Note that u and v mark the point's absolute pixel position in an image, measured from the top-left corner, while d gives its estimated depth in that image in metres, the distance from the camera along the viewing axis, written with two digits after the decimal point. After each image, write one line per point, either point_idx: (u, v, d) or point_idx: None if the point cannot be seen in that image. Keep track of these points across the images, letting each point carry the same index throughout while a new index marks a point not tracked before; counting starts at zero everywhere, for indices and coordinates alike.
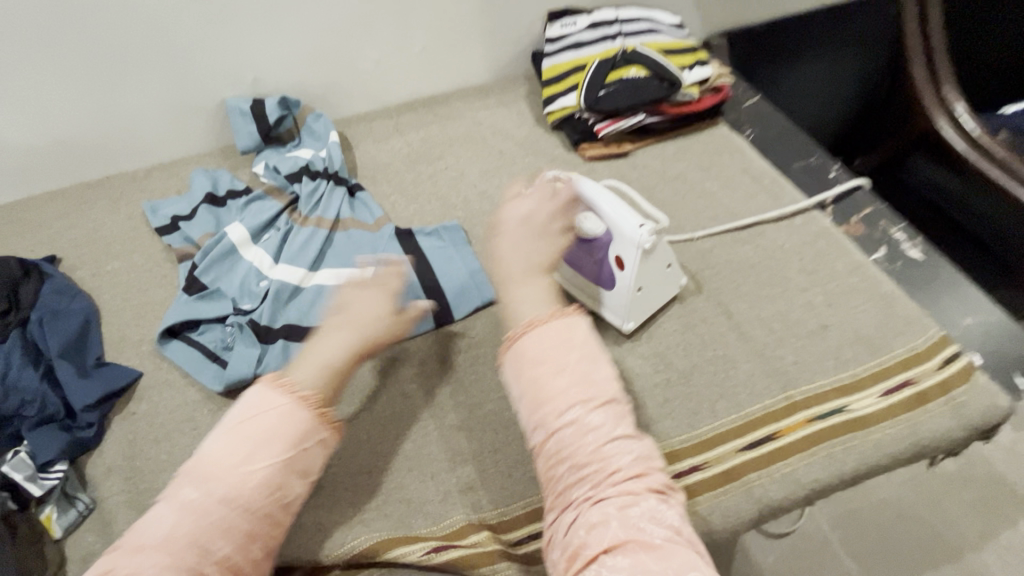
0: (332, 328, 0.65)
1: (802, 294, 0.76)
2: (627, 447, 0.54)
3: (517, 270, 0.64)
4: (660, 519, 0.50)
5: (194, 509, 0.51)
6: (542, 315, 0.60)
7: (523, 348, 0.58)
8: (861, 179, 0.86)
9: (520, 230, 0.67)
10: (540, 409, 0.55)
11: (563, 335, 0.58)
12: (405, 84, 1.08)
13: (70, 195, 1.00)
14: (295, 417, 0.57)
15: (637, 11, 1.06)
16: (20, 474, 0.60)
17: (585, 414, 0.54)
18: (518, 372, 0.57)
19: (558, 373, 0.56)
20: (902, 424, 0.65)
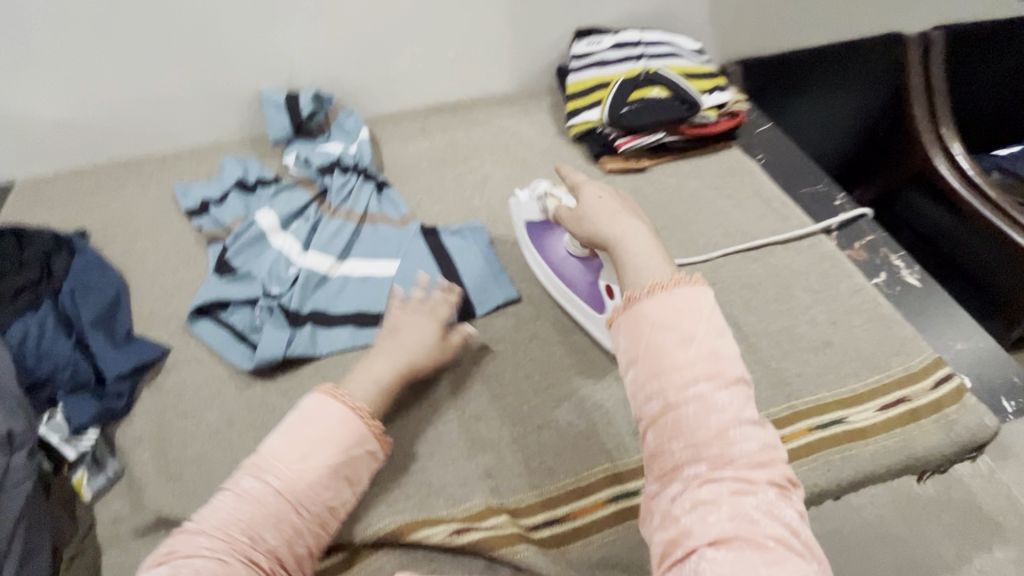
0: (380, 350, 0.70)
1: (807, 312, 0.81)
2: (749, 434, 0.49)
3: (635, 259, 0.58)
4: (773, 512, 0.46)
5: (250, 499, 0.56)
6: (666, 281, 0.55)
7: (644, 314, 0.53)
8: (863, 209, 0.92)
9: (612, 222, 0.63)
10: (659, 374, 0.51)
11: (696, 308, 0.53)
12: (434, 88, 1.12)
13: (101, 173, 1.03)
14: (347, 426, 0.60)
15: (660, 35, 1.11)
16: (55, 436, 0.63)
17: (709, 392, 0.50)
18: (638, 332, 0.53)
19: (685, 344, 0.51)
20: (897, 437, 0.69)
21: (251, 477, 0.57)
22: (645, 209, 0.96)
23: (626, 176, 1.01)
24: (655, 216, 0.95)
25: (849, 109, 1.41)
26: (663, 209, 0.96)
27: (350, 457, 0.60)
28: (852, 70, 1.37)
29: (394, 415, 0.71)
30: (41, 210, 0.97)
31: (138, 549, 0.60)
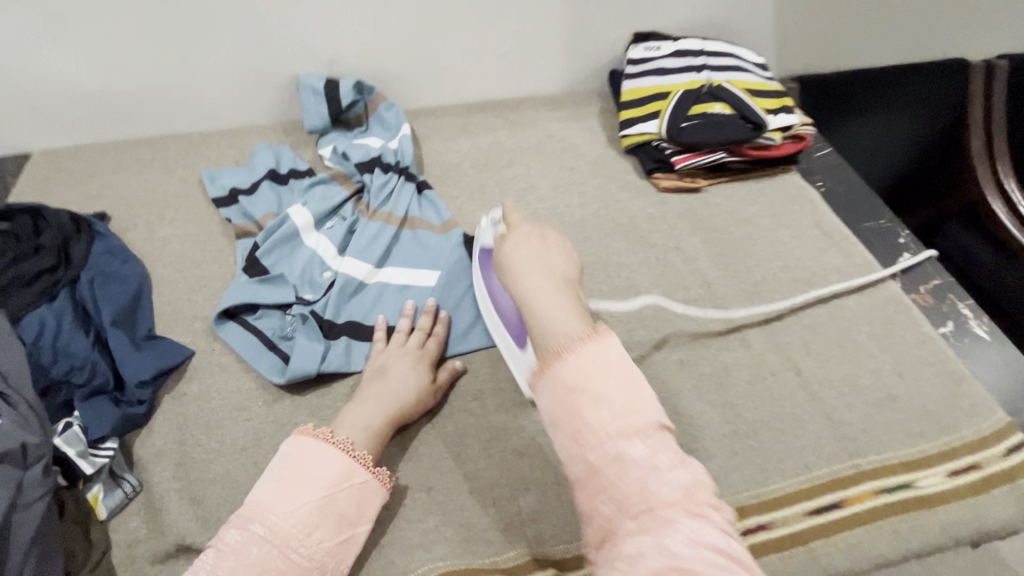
0: (368, 394, 0.66)
1: (871, 360, 0.76)
2: (671, 476, 0.42)
3: (547, 314, 0.51)
4: (702, 543, 0.40)
5: (232, 551, 0.52)
6: (575, 337, 0.48)
7: (557, 376, 0.46)
8: (931, 252, 0.86)
9: (525, 270, 0.56)
10: (577, 440, 0.45)
11: (597, 356, 0.46)
12: (480, 83, 1.06)
13: (124, 150, 0.97)
14: (334, 463, 0.58)
15: (723, 45, 1.05)
16: (71, 448, 0.59)
17: (626, 450, 0.43)
18: (551, 398, 0.46)
19: (599, 402, 0.44)
20: (967, 508, 0.65)
21: (234, 529, 0.54)
22: (699, 232, 0.91)
23: (679, 195, 0.96)
24: (710, 241, 0.90)
25: (901, 135, 1.29)
26: (718, 234, 0.91)
27: (340, 491, 0.57)
28: (909, 93, 1.28)
29: (432, 444, 0.67)
30: (59, 187, 0.92)
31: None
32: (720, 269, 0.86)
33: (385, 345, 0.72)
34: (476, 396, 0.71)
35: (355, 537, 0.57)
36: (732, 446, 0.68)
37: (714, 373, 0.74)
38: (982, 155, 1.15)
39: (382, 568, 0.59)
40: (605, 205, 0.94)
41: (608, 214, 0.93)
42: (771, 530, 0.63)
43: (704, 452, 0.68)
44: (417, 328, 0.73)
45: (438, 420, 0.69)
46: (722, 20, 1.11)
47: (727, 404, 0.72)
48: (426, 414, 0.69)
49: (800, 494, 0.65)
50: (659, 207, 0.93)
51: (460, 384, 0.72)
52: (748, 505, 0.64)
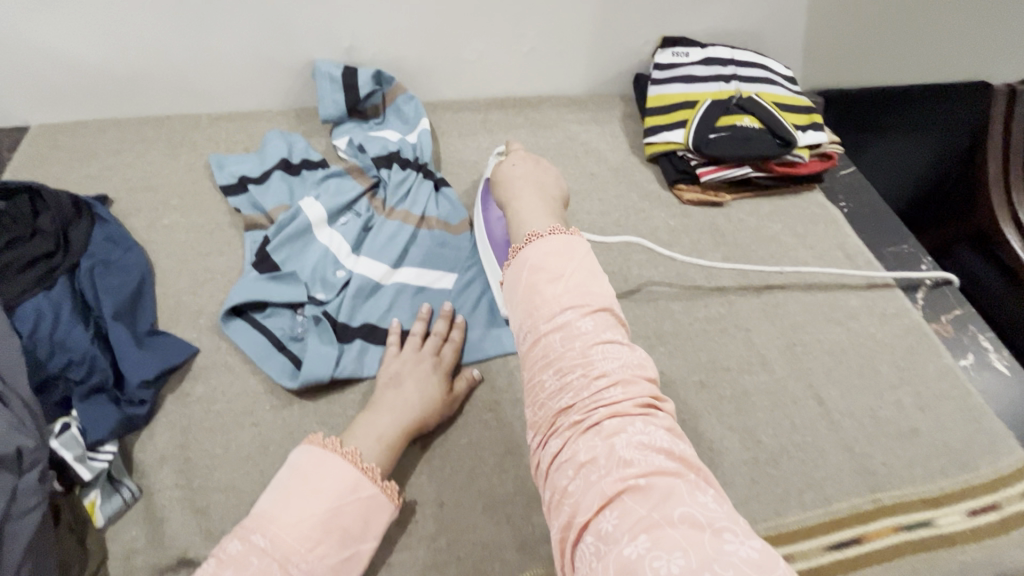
0: (383, 400, 0.64)
1: (892, 391, 0.75)
2: (611, 352, 0.51)
3: (524, 215, 0.67)
4: (650, 446, 0.44)
5: (231, 562, 0.50)
6: (543, 231, 0.61)
7: (524, 259, 0.59)
8: (951, 275, 0.85)
9: (517, 190, 0.71)
10: (534, 314, 0.55)
11: (560, 250, 0.58)
12: (501, 79, 1.02)
13: (127, 128, 0.92)
14: (341, 472, 0.56)
15: (753, 55, 1.01)
16: (70, 453, 0.56)
17: (577, 323, 0.53)
18: (517, 278, 0.58)
19: (557, 280, 0.55)
20: (985, 549, 0.64)
21: (235, 539, 0.52)
22: (722, 248, 0.89)
23: (702, 208, 0.93)
24: (732, 258, 0.88)
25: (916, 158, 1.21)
26: (741, 250, 0.89)
27: (345, 504, 0.55)
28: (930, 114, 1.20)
29: (446, 458, 0.65)
30: (58, 165, 0.87)
31: None
32: (742, 288, 0.84)
33: (398, 351, 0.69)
34: (491, 408, 0.69)
35: (360, 555, 0.55)
36: (752, 473, 0.67)
37: (735, 397, 0.73)
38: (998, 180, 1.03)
39: None
40: (626, 216, 0.92)
41: (629, 224, 0.91)
42: (790, 564, 0.61)
43: (723, 478, 0.66)
44: (434, 333, 0.71)
45: (452, 433, 0.67)
46: (752, 29, 1.08)
47: (747, 430, 0.70)
48: (440, 426, 0.67)
49: (820, 527, 0.64)
50: (681, 221, 0.91)
51: (474, 395, 0.70)
52: (766, 537, 0.63)
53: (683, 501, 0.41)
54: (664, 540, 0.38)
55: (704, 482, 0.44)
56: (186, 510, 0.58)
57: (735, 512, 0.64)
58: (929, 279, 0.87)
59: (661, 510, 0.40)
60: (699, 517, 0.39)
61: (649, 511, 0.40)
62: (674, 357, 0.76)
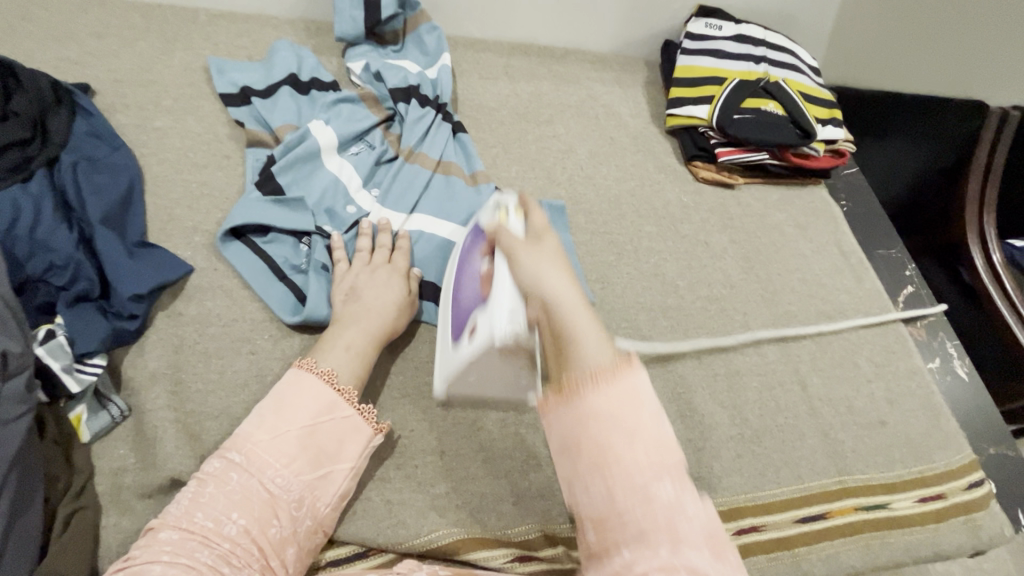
0: (348, 319, 0.61)
1: (867, 384, 0.79)
2: (698, 516, 0.36)
3: (577, 333, 0.41)
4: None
5: (212, 479, 0.49)
6: (604, 364, 0.39)
7: (584, 404, 0.38)
8: (941, 307, 0.87)
9: (541, 269, 0.45)
10: (591, 474, 0.38)
11: (627, 395, 0.38)
12: (528, 23, 0.97)
13: (112, 10, 0.82)
14: (313, 392, 0.54)
15: (784, 39, 1.00)
16: (57, 362, 0.53)
17: (660, 489, 0.36)
18: (574, 435, 0.38)
19: (632, 436, 0.37)
20: (927, 532, 0.71)
21: (215, 458, 0.51)
22: (729, 231, 0.90)
23: (714, 188, 0.93)
24: (737, 241, 0.89)
25: (902, 175, 1.17)
26: (747, 235, 0.90)
27: (321, 423, 0.54)
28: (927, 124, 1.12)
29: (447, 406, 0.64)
30: (29, 41, 0.77)
31: (146, 511, 0.53)
32: (743, 272, 0.86)
33: (349, 267, 0.66)
34: None
35: (336, 474, 0.54)
36: (737, 448, 0.71)
37: (727, 374, 0.76)
38: (974, 205, 1.02)
39: (393, 527, 0.57)
40: (639, 185, 0.91)
41: (642, 195, 0.90)
42: (762, 532, 0.66)
43: (710, 451, 0.70)
44: (380, 245, 0.68)
45: None
46: (784, 14, 1.07)
47: (736, 408, 0.74)
48: None
49: (792, 502, 0.69)
50: (693, 199, 0.91)
51: None
52: (743, 506, 0.67)
53: None
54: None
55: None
56: (178, 433, 0.56)
57: (717, 483, 0.68)
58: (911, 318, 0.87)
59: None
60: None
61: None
62: (674, 332, 0.78)
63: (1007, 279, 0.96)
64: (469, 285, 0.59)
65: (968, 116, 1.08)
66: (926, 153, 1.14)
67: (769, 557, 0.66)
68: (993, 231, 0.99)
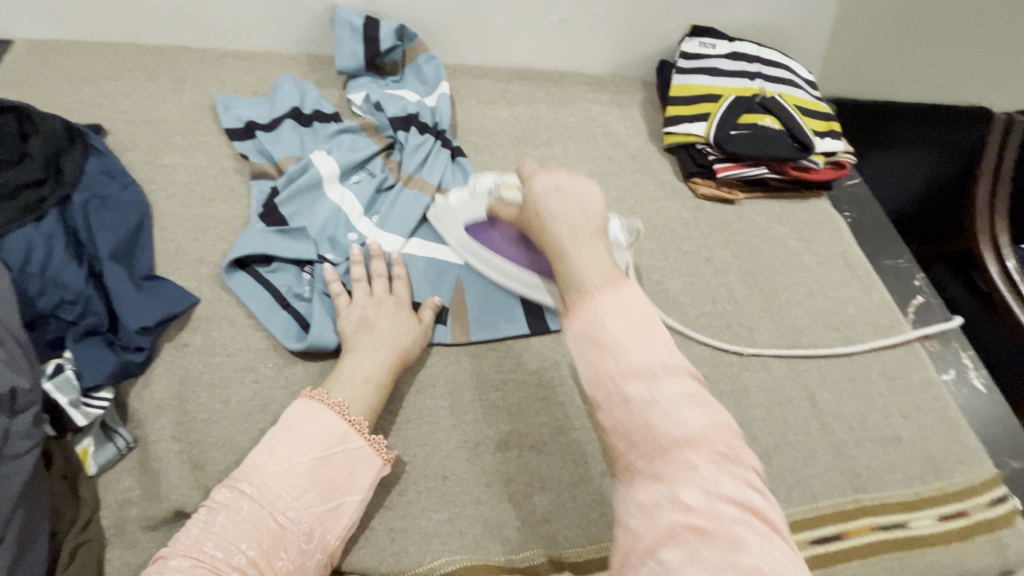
0: (365, 349, 0.62)
1: (880, 399, 0.77)
2: (682, 414, 0.38)
3: (575, 266, 0.46)
4: (717, 492, 0.35)
5: (222, 508, 0.50)
6: (599, 280, 0.45)
7: (589, 312, 0.43)
8: (956, 319, 0.85)
9: (560, 205, 0.50)
10: (605, 395, 0.40)
11: (626, 309, 0.42)
12: (524, 49, 0.99)
13: (124, 54, 0.86)
14: (327, 424, 0.55)
15: (779, 54, 1.00)
16: (65, 397, 0.55)
17: (632, 390, 0.39)
18: (579, 333, 0.43)
19: (621, 339, 0.41)
20: (950, 552, 0.68)
21: (226, 487, 0.51)
22: (731, 246, 0.89)
23: (714, 204, 0.93)
24: (740, 256, 0.88)
25: (910, 187, 1.15)
26: (750, 250, 0.89)
27: (332, 455, 0.54)
28: (932, 137, 1.11)
29: (448, 430, 0.64)
30: (46, 85, 0.81)
31: (150, 543, 0.54)
32: (747, 287, 0.85)
33: (350, 300, 0.66)
34: (497, 385, 0.68)
35: (347, 506, 0.53)
36: None
37: (735, 392, 0.75)
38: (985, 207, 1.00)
39: (396, 555, 0.57)
40: (639, 204, 0.91)
41: (642, 213, 0.90)
42: None
43: None
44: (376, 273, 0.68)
45: (456, 405, 0.66)
46: (780, 29, 1.08)
47: (744, 425, 0.73)
48: (445, 396, 0.66)
49: (806, 522, 0.67)
50: (693, 216, 0.91)
51: (480, 372, 0.68)
52: None
53: (752, 550, 0.33)
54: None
55: (772, 524, 0.36)
56: (183, 465, 0.57)
57: None
58: (927, 331, 0.84)
59: (728, 556, 0.33)
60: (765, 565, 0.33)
61: (714, 553, 0.33)
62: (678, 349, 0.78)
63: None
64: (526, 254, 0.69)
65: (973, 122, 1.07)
66: (933, 161, 1.12)
67: None
68: (1006, 237, 0.96)
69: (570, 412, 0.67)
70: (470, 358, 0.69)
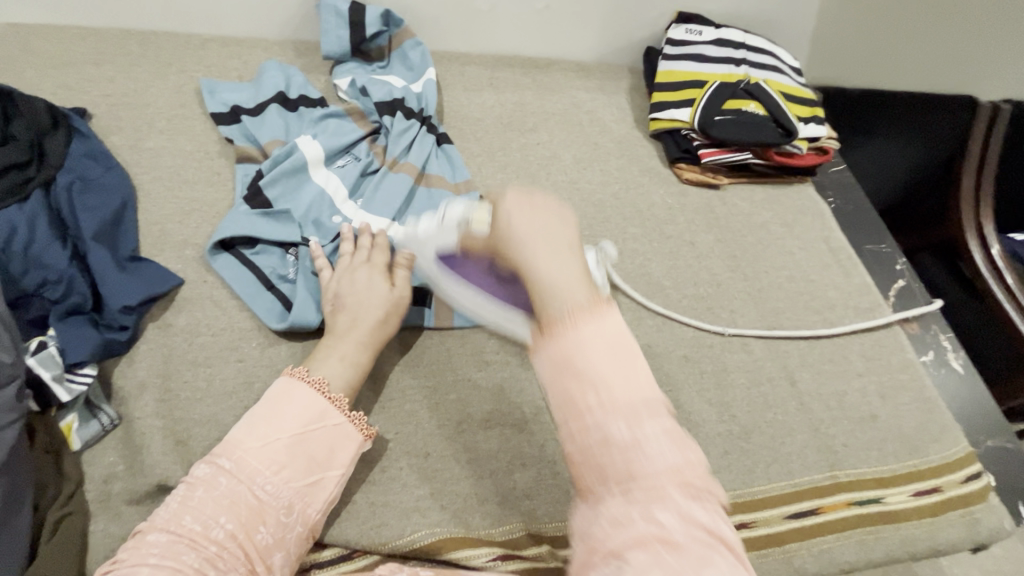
0: (344, 325, 0.63)
1: (859, 379, 0.78)
2: (656, 450, 0.36)
3: (548, 275, 0.42)
4: (691, 519, 0.34)
5: (201, 483, 0.50)
6: (580, 299, 0.40)
7: (561, 337, 0.39)
8: (936, 302, 0.86)
9: (523, 217, 0.46)
10: (593, 459, 0.37)
11: (605, 335, 0.39)
12: (511, 35, 0.99)
13: (108, 38, 0.86)
14: (307, 402, 0.56)
15: (764, 41, 1.01)
16: (48, 372, 0.55)
17: (612, 429, 0.37)
18: (550, 354, 0.39)
19: (599, 371, 0.38)
20: (923, 527, 0.70)
21: (204, 463, 0.52)
22: (714, 230, 0.90)
23: (699, 190, 0.94)
24: (724, 240, 0.89)
25: (896, 173, 1.17)
26: (733, 234, 0.90)
27: (311, 431, 0.55)
28: (918, 123, 1.11)
29: (429, 408, 0.65)
30: (30, 69, 0.81)
31: (134, 517, 0.55)
32: (729, 270, 0.86)
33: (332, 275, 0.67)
34: (479, 366, 0.69)
35: (326, 480, 0.54)
36: (726, 444, 0.71)
37: (715, 372, 0.76)
38: (969, 197, 1.01)
39: (377, 528, 0.58)
40: (624, 189, 0.92)
41: (627, 198, 0.91)
42: (752, 529, 0.66)
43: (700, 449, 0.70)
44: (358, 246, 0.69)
45: (439, 385, 0.67)
46: (766, 16, 1.08)
47: (724, 404, 0.74)
48: (428, 376, 0.67)
49: (783, 498, 0.68)
50: (678, 201, 0.92)
51: (463, 351, 0.69)
52: (733, 503, 0.67)
53: None
54: None
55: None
56: (167, 441, 0.58)
57: None
58: (907, 314, 0.85)
59: None
60: None
61: None
62: (660, 331, 0.79)
63: (1007, 272, 0.94)
64: (500, 287, 0.56)
65: (957, 112, 1.06)
66: (918, 151, 1.13)
67: (759, 553, 0.65)
68: (990, 224, 0.97)
69: None
70: (453, 339, 0.70)
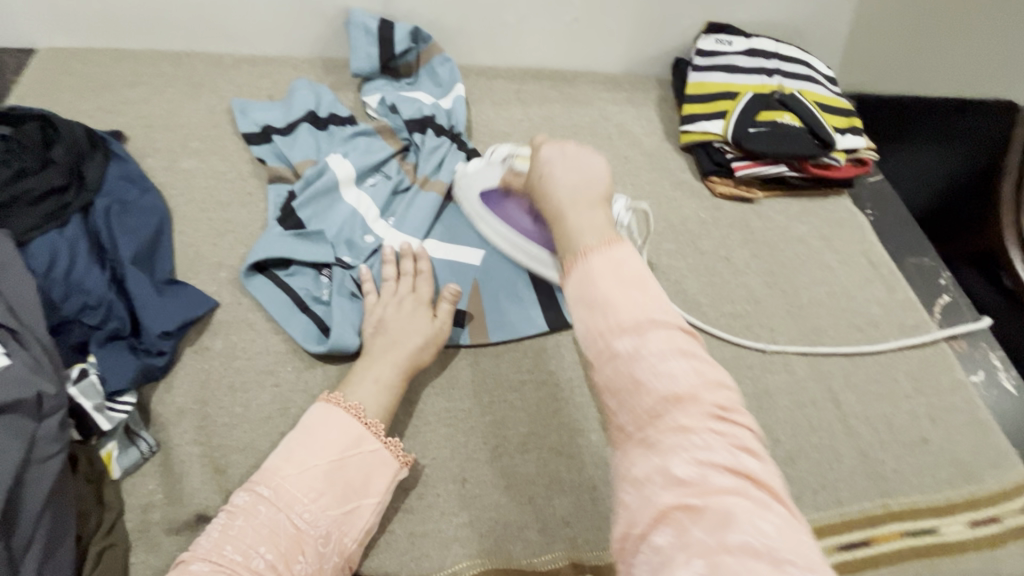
0: (384, 349, 0.62)
1: (907, 401, 0.75)
2: (667, 368, 0.39)
3: (571, 228, 0.50)
4: (709, 462, 0.36)
5: (241, 512, 0.50)
6: (596, 241, 0.48)
7: (580, 270, 0.46)
8: (986, 319, 0.83)
9: (551, 168, 0.55)
10: (626, 397, 0.40)
11: (619, 268, 0.45)
12: (538, 49, 0.98)
13: (143, 60, 0.87)
14: (345, 427, 0.55)
15: (798, 50, 0.99)
16: (89, 401, 0.55)
17: (621, 346, 0.41)
18: (574, 287, 0.45)
19: (616, 294, 0.43)
20: (983, 559, 0.66)
21: (244, 491, 0.51)
22: (750, 245, 0.88)
23: (732, 203, 0.92)
24: (760, 256, 0.87)
25: (933, 177, 1.09)
26: (770, 249, 0.88)
27: (348, 458, 0.54)
28: (955, 123, 1.07)
29: (466, 432, 0.64)
30: (67, 93, 0.82)
31: (173, 547, 0.54)
32: (767, 287, 0.84)
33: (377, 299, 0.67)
34: (515, 389, 0.67)
35: (363, 509, 0.53)
36: None
37: (757, 393, 0.74)
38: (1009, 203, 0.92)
39: (416, 559, 0.56)
40: (656, 203, 0.90)
41: (659, 212, 0.89)
42: None
43: None
44: (402, 272, 0.68)
45: (475, 408, 0.65)
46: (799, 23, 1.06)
47: (767, 428, 0.71)
48: (463, 399, 0.66)
49: (832, 527, 0.66)
50: (712, 215, 0.90)
51: (497, 372, 0.68)
52: None
53: (741, 526, 0.33)
54: (722, 567, 0.31)
55: (766, 491, 0.35)
56: (206, 469, 0.57)
57: None
58: (956, 332, 0.82)
59: (718, 534, 0.33)
60: (757, 544, 0.32)
61: (704, 535, 0.33)
62: None
63: None
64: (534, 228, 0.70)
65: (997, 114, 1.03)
66: (957, 153, 1.07)
67: None
68: None
69: (589, 414, 0.66)
70: (488, 360, 0.69)
